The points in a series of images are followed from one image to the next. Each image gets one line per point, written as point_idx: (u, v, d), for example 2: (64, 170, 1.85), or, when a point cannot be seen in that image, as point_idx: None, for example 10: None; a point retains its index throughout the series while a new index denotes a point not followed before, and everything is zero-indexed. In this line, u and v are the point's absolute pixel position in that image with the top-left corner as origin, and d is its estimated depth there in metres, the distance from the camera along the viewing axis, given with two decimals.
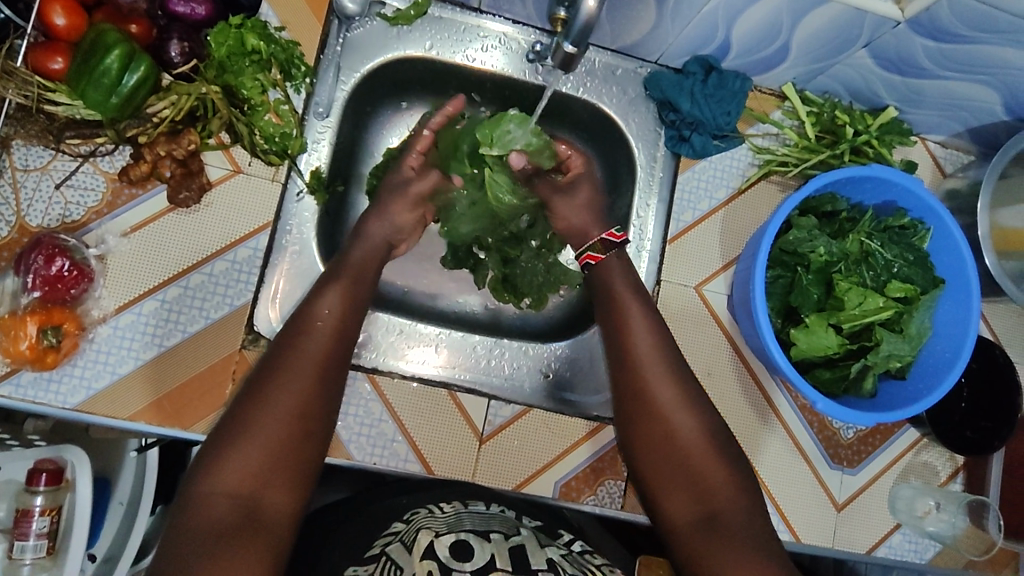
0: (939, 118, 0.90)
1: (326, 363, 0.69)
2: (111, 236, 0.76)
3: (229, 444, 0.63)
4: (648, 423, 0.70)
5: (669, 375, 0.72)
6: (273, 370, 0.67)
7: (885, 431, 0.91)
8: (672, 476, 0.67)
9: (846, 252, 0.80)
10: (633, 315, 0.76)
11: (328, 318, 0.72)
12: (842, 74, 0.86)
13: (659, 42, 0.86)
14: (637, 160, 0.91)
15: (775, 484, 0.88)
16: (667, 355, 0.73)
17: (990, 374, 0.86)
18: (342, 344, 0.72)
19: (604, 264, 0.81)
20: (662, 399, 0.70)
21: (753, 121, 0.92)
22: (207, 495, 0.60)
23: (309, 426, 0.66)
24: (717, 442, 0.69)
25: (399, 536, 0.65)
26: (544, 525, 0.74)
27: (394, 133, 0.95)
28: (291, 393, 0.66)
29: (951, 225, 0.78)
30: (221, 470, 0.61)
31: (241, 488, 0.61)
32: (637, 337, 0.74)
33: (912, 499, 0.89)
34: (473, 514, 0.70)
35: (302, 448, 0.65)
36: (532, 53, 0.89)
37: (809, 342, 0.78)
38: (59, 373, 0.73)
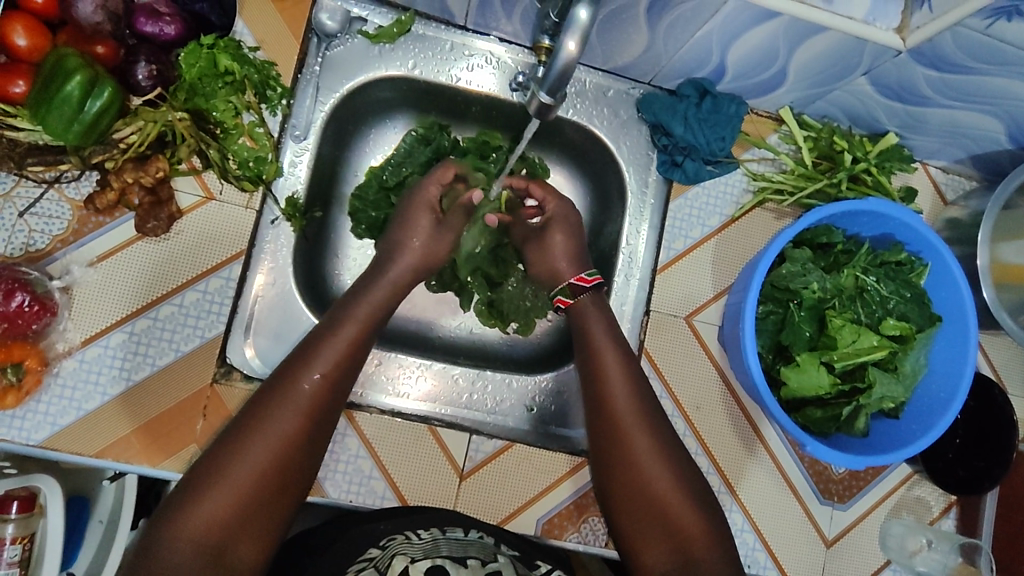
0: (942, 144, 0.86)
1: (319, 405, 0.66)
2: (76, 266, 0.73)
3: (203, 487, 0.60)
4: (624, 478, 0.70)
5: (645, 429, 0.71)
6: (262, 406, 0.64)
7: (877, 467, 0.88)
8: (649, 530, 0.68)
9: (840, 288, 0.77)
10: (608, 366, 0.75)
11: (330, 359, 0.67)
12: (841, 100, 0.82)
13: (652, 63, 0.83)
14: (627, 186, 0.88)
15: (764, 521, 0.86)
16: (644, 408, 0.73)
17: (987, 411, 0.84)
18: (339, 384, 0.68)
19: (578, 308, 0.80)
20: (639, 453, 0.70)
21: (748, 146, 0.88)
22: (175, 533, 0.57)
23: (289, 475, 0.63)
24: (694, 496, 0.69)
25: (374, 562, 0.65)
26: (522, 553, 0.72)
27: (378, 152, 0.92)
28: (275, 440, 0.62)
29: (950, 259, 0.75)
30: (191, 516, 0.58)
31: (210, 538, 0.58)
32: (609, 396, 0.73)
33: (903, 537, 0.87)
34: (452, 540, 0.70)
35: (279, 493, 0.62)
36: (515, 83, 0.86)
37: (800, 379, 0.75)
38: (23, 410, 0.71)
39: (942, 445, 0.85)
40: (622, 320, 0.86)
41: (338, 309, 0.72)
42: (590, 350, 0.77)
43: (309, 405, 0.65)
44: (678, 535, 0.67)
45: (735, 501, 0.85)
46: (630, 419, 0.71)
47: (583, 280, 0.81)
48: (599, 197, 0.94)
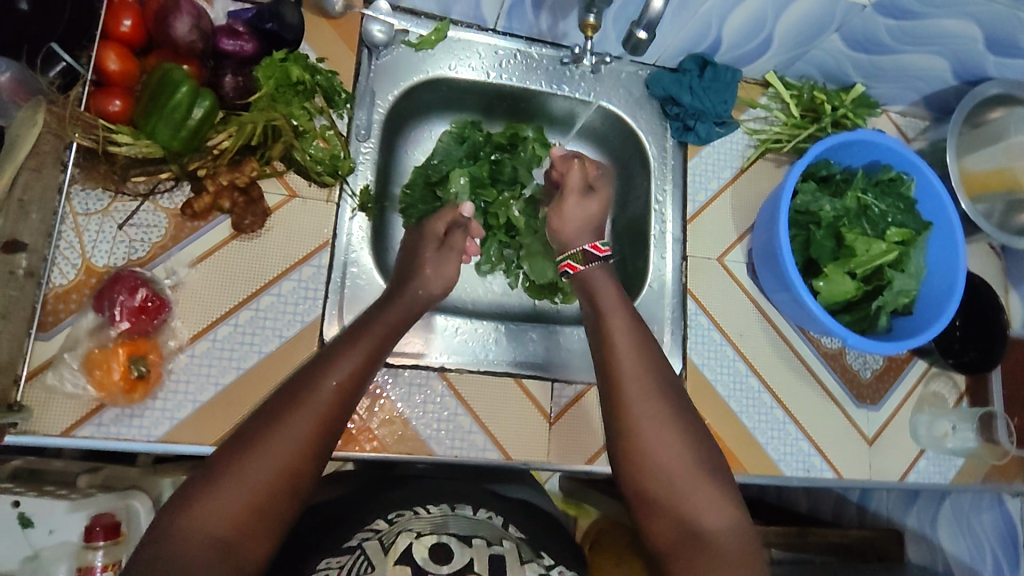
0: (898, 89, 1.04)
1: (334, 414, 0.65)
2: (180, 267, 0.78)
3: (219, 480, 0.59)
4: (628, 444, 0.73)
5: (651, 392, 0.75)
6: (277, 412, 0.64)
7: (898, 367, 1.00)
8: (660, 501, 0.71)
9: (847, 208, 0.90)
10: (617, 334, 0.79)
11: (348, 372, 0.68)
12: (817, 58, 0.98)
13: (657, 46, 0.97)
14: (649, 153, 1.00)
15: (814, 428, 0.95)
16: (653, 375, 0.76)
17: (976, 303, 0.99)
18: (350, 398, 0.67)
19: (585, 274, 0.86)
20: (643, 420, 0.73)
21: (745, 108, 1.03)
22: (186, 532, 0.56)
23: (302, 479, 0.62)
24: (703, 465, 0.72)
25: (379, 534, 0.68)
26: (530, 538, 0.74)
27: (417, 151, 1.03)
28: (294, 441, 0.62)
29: (931, 174, 0.90)
30: (203, 507, 0.58)
31: (224, 531, 0.58)
32: (621, 357, 0.77)
33: (931, 424, 0.99)
34: (461, 518, 0.72)
35: (290, 499, 0.61)
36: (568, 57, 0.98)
37: (832, 288, 0.88)
38: (142, 408, 0.74)
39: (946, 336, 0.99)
40: (663, 270, 0.96)
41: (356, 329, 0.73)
42: (600, 325, 0.81)
43: (326, 415, 0.64)
44: (686, 498, 0.70)
45: (786, 413, 0.95)
46: (638, 382, 0.75)
47: (595, 249, 0.87)
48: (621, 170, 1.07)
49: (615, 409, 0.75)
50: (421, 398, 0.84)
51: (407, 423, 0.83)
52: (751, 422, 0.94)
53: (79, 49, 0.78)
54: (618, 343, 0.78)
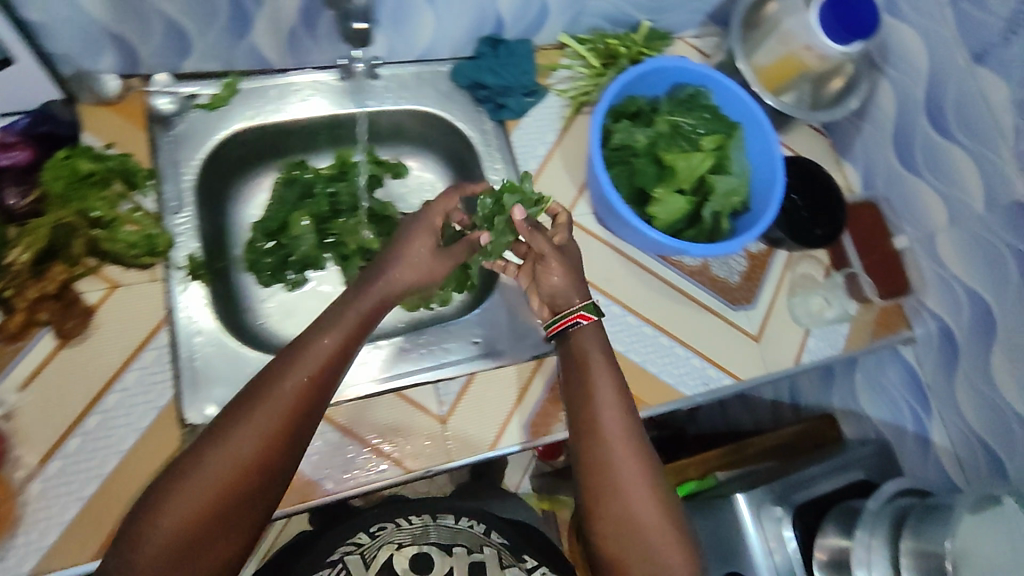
0: (682, 15, 1.09)
1: (294, 414, 0.65)
2: (8, 393, 0.74)
3: (182, 479, 0.61)
4: (603, 493, 0.72)
5: (634, 451, 0.74)
6: (241, 409, 0.64)
7: (762, 262, 1.05)
8: (631, 550, 0.71)
9: (661, 133, 0.94)
10: (596, 379, 0.77)
11: (309, 372, 0.67)
12: (597, 7, 1.03)
13: (444, 39, 0.99)
14: (472, 139, 1.02)
15: (701, 343, 0.98)
16: (638, 444, 0.74)
17: (810, 178, 1.04)
18: (315, 394, 0.67)
19: (581, 332, 0.80)
20: (623, 476, 0.72)
21: (549, 72, 1.06)
22: (147, 533, 0.60)
23: (270, 479, 0.64)
24: (677, 527, 0.73)
25: (361, 549, 0.85)
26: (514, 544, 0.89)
27: (252, 207, 1.02)
28: (249, 446, 0.63)
29: (723, 80, 0.95)
30: (166, 510, 0.60)
31: (182, 536, 0.60)
32: (603, 409, 0.75)
33: (806, 304, 1.04)
34: (444, 528, 0.89)
35: (253, 505, 0.63)
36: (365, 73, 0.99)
37: (666, 207, 0.91)
38: (3, 549, 0.69)
39: (793, 208, 1.02)
40: None
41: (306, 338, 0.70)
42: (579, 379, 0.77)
43: (288, 415, 0.65)
44: (663, 558, 0.71)
45: (670, 338, 0.97)
46: (619, 438, 0.74)
47: None
48: (457, 162, 1.09)
49: (589, 458, 0.73)
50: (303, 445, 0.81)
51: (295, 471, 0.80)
52: (641, 356, 0.95)
53: None
54: (605, 413, 0.75)
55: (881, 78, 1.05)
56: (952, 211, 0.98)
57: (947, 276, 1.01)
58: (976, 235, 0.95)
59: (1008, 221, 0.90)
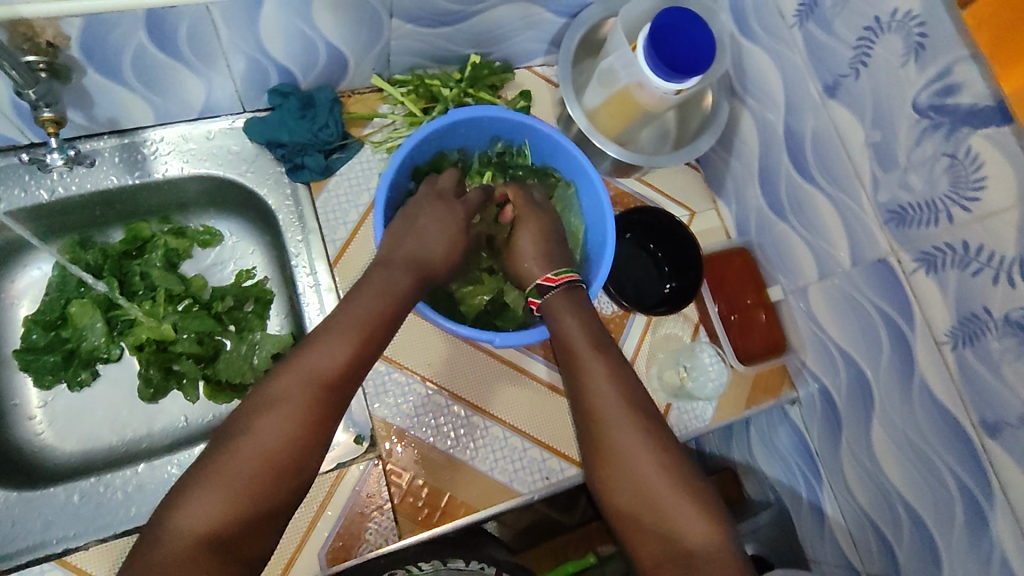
0: (517, 46, 0.95)
1: (331, 380, 0.64)
2: None
3: (215, 463, 0.59)
4: (607, 470, 0.68)
5: (631, 421, 0.68)
6: (275, 382, 0.63)
7: (618, 326, 0.92)
8: (642, 524, 0.65)
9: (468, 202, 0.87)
10: (581, 350, 0.73)
11: (348, 347, 0.65)
12: (407, 46, 0.89)
13: (227, 94, 0.86)
14: (273, 206, 0.90)
15: (539, 429, 0.86)
16: (632, 401, 0.70)
17: (663, 233, 0.92)
18: (355, 367, 0.66)
19: (548, 304, 0.77)
20: (622, 448, 0.67)
21: (363, 122, 0.94)
22: (180, 524, 0.56)
23: (292, 467, 0.61)
24: (686, 482, 0.66)
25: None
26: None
27: (25, 299, 0.91)
28: (282, 436, 0.60)
29: (547, 129, 0.83)
30: (192, 502, 0.57)
31: (208, 529, 0.56)
32: (596, 381, 0.71)
33: (663, 373, 0.92)
34: None
35: (281, 492, 0.60)
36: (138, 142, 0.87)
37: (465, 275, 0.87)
38: None
39: (645, 266, 0.93)
40: None
41: (371, 288, 0.70)
42: (569, 358, 0.73)
43: (317, 390, 0.63)
44: (676, 533, 0.64)
45: (505, 428, 0.85)
46: (615, 408, 0.69)
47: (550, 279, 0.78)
48: (268, 227, 0.96)
49: (591, 435, 0.70)
50: None
51: None
52: (466, 453, 0.83)
53: None
54: (595, 378, 0.71)
55: (743, 110, 0.92)
56: (820, 263, 0.85)
57: (825, 338, 0.87)
58: (848, 295, 0.81)
59: (878, 284, 0.76)
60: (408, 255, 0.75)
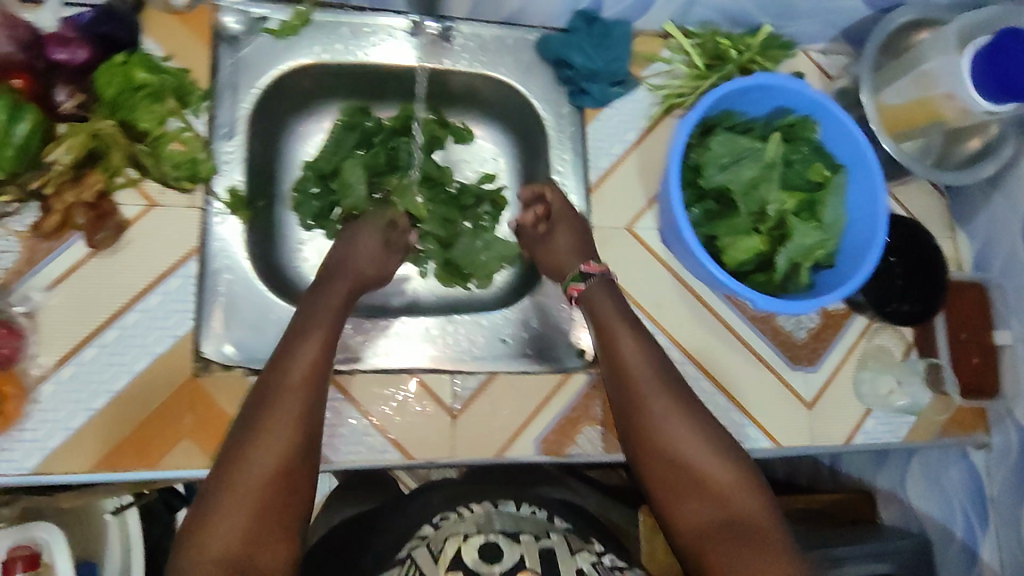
0: (808, 25, 0.95)
1: (307, 415, 0.68)
2: (36, 292, 0.75)
3: (232, 486, 0.64)
4: (647, 448, 0.73)
5: (667, 397, 0.74)
6: (260, 406, 0.68)
7: (836, 324, 0.95)
8: (681, 491, 0.71)
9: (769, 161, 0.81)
10: (620, 335, 0.78)
11: (307, 359, 0.72)
12: (713, 1, 0.91)
13: (537, 5, 0.90)
14: (546, 122, 0.94)
15: (744, 397, 0.91)
16: (664, 377, 0.76)
17: (915, 248, 0.93)
18: (316, 396, 0.70)
19: (588, 291, 0.82)
20: (662, 424, 0.73)
21: (645, 63, 0.96)
22: (203, 549, 0.61)
23: (293, 480, 0.66)
24: (715, 443, 0.72)
25: (427, 540, 0.75)
26: (575, 529, 0.83)
27: (308, 146, 0.98)
28: (281, 440, 0.66)
29: (838, 112, 0.83)
30: (213, 526, 0.62)
31: (230, 550, 0.61)
32: (631, 358, 0.77)
33: (874, 382, 0.94)
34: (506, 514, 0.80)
35: (284, 507, 0.65)
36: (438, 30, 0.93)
37: (733, 234, 0.82)
38: (10, 440, 0.72)
39: (889, 275, 0.93)
40: None
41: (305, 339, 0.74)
42: (601, 331, 0.79)
43: (294, 425, 0.67)
44: (718, 498, 0.70)
45: (714, 385, 0.91)
46: (650, 382, 0.75)
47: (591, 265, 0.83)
48: (527, 143, 1.02)
49: (631, 415, 0.75)
50: None
51: None
52: None
53: None
54: (630, 356, 0.77)
55: None
56: None
57: None
58: None
59: None
60: (342, 272, 0.85)
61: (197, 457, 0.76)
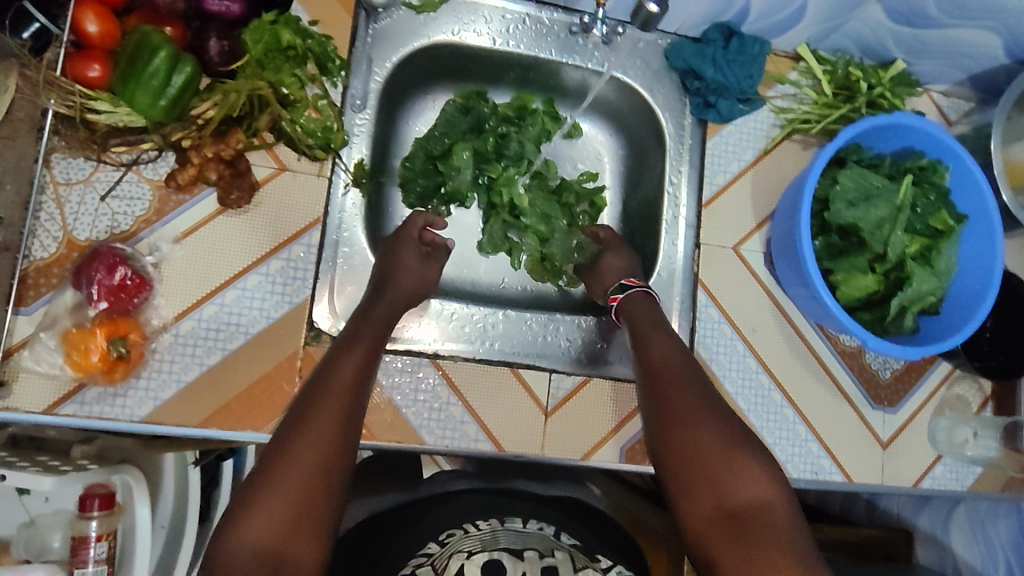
0: (942, 67, 0.94)
1: (347, 411, 0.66)
2: (163, 243, 0.75)
3: (270, 480, 0.60)
4: (670, 446, 0.70)
5: (691, 396, 0.72)
6: (305, 408, 0.65)
7: (919, 369, 0.96)
8: (700, 490, 0.66)
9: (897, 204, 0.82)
10: (652, 338, 0.79)
11: (352, 363, 0.69)
12: (855, 31, 0.90)
13: (679, 12, 0.88)
14: (665, 130, 0.93)
15: (825, 430, 0.92)
16: (692, 378, 0.74)
17: (1013, 305, 0.93)
18: (358, 395, 0.68)
19: (632, 299, 0.84)
20: (683, 420, 0.70)
21: (773, 83, 0.94)
22: (235, 545, 0.57)
23: (333, 477, 0.62)
24: (732, 440, 0.68)
25: (431, 560, 0.66)
26: (582, 544, 0.72)
27: (420, 121, 0.97)
28: (320, 438, 0.63)
29: (970, 163, 0.83)
30: (248, 522, 0.58)
31: (266, 540, 0.57)
32: (658, 356, 0.76)
33: (951, 429, 0.95)
34: (511, 533, 0.70)
35: (322, 504, 0.61)
36: (576, 26, 0.91)
37: (850, 270, 0.82)
38: (125, 387, 0.73)
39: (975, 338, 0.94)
40: (673, 258, 0.91)
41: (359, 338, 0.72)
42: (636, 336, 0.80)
43: (336, 420, 0.64)
44: (739, 498, 0.64)
45: (798, 414, 0.92)
46: (677, 380, 0.73)
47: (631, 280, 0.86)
48: (636, 147, 1.00)
49: (656, 412, 0.73)
50: (412, 386, 0.82)
51: (398, 411, 0.81)
52: (759, 421, 0.91)
53: (52, 5, 0.72)
54: (659, 356, 0.77)
55: None
56: None
57: None
58: None
59: None
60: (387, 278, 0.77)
61: None
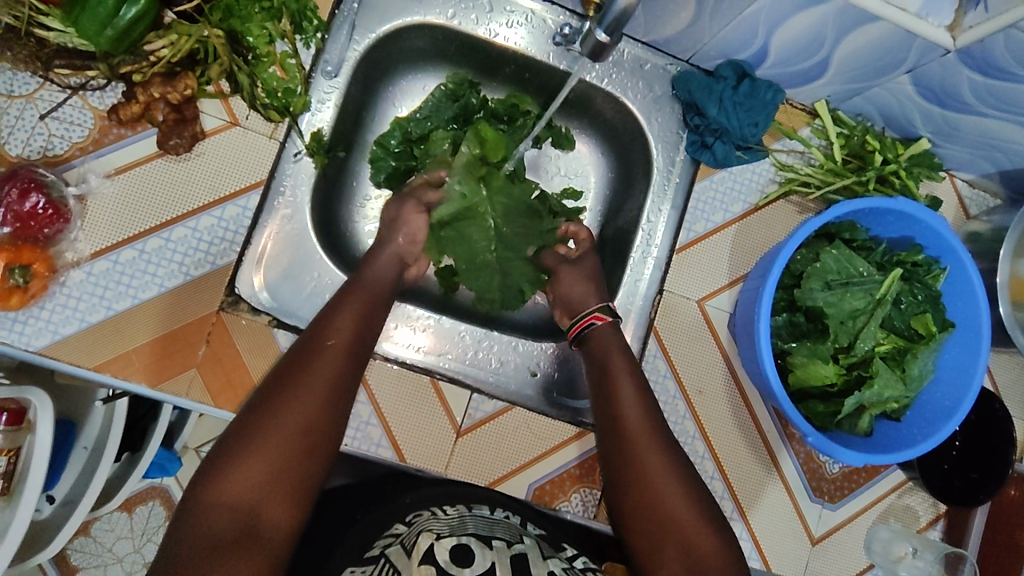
0: (971, 156, 0.85)
1: (338, 381, 0.63)
2: (93, 175, 0.72)
3: (254, 438, 0.57)
4: (634, 496, 0.67)
5: (658, 446, 0.68)
6: (298, 367, 0.62)
7: (871, 471, 0.89)
8: (661, 545, 0.64)
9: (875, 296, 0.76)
10: (617, 374, 0.73)
11: (350, 329, 0.66)
12: (879, 97, 0.82)
13: (692, 40, 0.81)
14: (654, 163, 0.87)
15: (754, 513, 0.86)
16: (657, 425, 0.70)
17: (986, 426, 0.85)
18: (354, 363, 0.65)
19: (601, 330, 0.77)
20: (649, 470, 0.67)
21: (780, 136, 0.88)
22: (213, 502, 0.54)
23: (319, 446, 0.59)
24: (697, 496, 0.66)
25: (400, 539, 0.58)
26: (548, 535, 0.69)
27: (405, 103, 0.92)
28: (312, 404, 0.60)
29: (969, 265, 0.75)
30: (229, 478, 0.55)
31: (244, 499, 0.55)
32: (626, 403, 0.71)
33: (889, 542, 0.87)
34: (478, 518, 0.65)
35: (305, 469, 0.58)
36: (558, 36, 0.84)
37: (807, 358, 0.75)
38: (26, 314, 0.70)
39: (938, 454, 0.86)
40: (632, 297, 0.86)
41: (354, 304, 0.69)
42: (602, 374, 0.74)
43: (328, 389, 0.61)
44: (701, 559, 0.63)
45: (728, 490, 0.85)
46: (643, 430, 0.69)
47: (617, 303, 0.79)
48: (624, 172, 0.94)
49: (618, 462, 0.69)
50: None
51: None
52: None
53: None
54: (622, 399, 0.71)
55: None
56: None
57: None
58: None
59: None
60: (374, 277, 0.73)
61: (201, 392, 0.73)
